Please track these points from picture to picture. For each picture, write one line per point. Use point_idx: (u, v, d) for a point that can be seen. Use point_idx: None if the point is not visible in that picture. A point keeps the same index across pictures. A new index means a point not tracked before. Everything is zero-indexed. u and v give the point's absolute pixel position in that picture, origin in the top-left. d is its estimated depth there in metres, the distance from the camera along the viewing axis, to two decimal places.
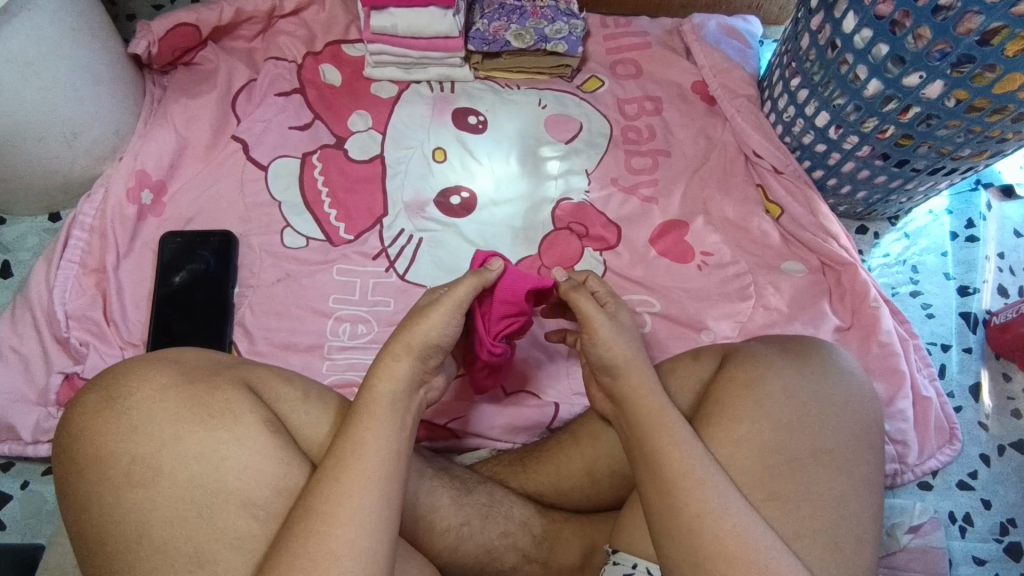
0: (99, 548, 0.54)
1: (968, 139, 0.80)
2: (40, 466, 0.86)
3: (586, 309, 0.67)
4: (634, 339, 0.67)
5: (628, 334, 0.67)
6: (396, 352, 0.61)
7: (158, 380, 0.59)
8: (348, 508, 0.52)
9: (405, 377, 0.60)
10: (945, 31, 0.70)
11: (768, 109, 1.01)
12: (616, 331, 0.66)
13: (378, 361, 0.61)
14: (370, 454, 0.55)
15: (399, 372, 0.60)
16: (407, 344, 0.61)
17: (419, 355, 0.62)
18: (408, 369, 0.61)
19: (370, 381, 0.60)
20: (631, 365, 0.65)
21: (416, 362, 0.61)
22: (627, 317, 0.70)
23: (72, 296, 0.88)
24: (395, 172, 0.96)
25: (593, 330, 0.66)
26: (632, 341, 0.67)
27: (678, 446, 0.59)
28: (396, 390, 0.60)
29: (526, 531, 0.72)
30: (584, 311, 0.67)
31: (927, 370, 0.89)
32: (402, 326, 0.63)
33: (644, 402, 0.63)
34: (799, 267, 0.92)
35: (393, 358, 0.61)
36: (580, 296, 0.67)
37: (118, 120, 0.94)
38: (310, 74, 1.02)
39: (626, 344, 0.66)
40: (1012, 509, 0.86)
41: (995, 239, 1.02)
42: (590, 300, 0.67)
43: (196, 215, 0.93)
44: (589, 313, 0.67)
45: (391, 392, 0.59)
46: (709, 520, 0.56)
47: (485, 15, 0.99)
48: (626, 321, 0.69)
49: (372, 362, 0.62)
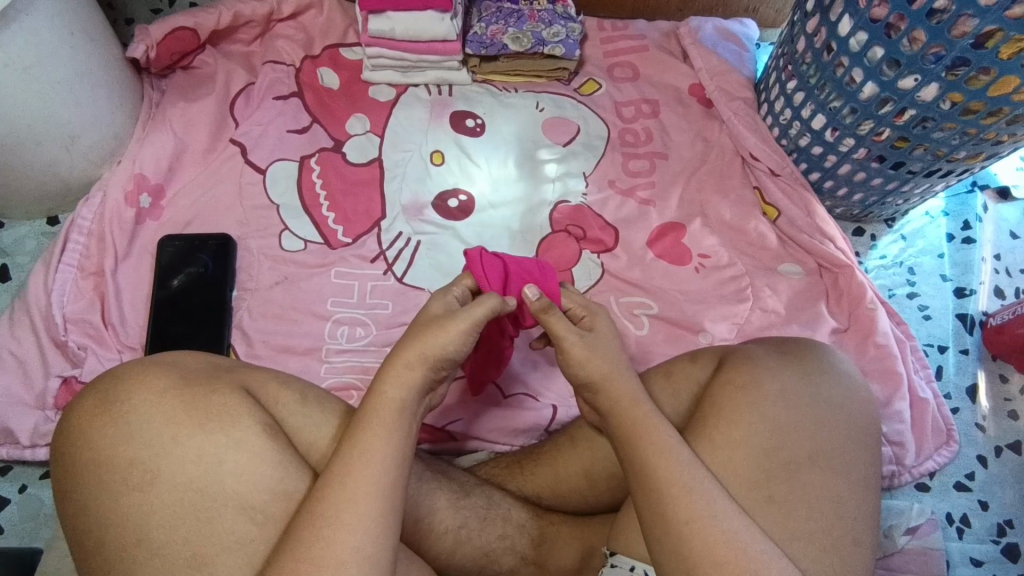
0: (98, 551, 0.54)
1: (964, 141, 0.80)
2: (38, 470, 0.86)
3: (560, 331, 0.66)
4: (615, 353, 0.67)
5: (606, 348, 0.66)
6: (409, 361, 0.60)
7: (156, 384, 0.59)
8: (355, 513, 0.53)
9: (414, 384, 0.60)
10: (939, 34, 0.71)
11: (765, 112, 1.01)
12: (591, 348, 0.65)
13: (389, 367, 0.60)
14: (379, 459, 0.55)
15: (410, 380, 0.60)
16: (420, 354, 0.61)
17: (433, 365, 0.61)
18: (422, 380, 0.60)
19: (379, 386, 0.59)
20: (611, 380, 0.64)
21: (429, 371, 0.61)
22: (605, 326, 0.69)
23: (70, 299, 0.89)
24: (393, 175, 0.96)
25: (568, 352, 0.66)
26: (614, 355, 0.66)
27: (669, 453, 0.59)
28: (405, 398, 0.59)
29: (523, 534, 0.72)
30: (557, 333, 0.66)
31: (924, 371, 0.89)
32: (416, 334, 0.62)
33: (631, 410, 0.63)
34: (796, 269, 0.92)
35: (406, 364, 0.60)
36: (553, 318, 0.66)
37: (116, 124, 0.94)
38: (308, 78, 1.02)
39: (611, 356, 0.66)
40: (1009, 510, 0.87)
41: (991, 241, 1.02)
42: (562, 324, 0.66)
43: (194, 219, 0.93)
44: (564, 335, 0.65)
45: (399, 398, 0.59)
46: (700, 527, 0.56)
47: (482, 18, 1.00)
48: (607, 332, 0.68)
49: (380, 368, 0.61)
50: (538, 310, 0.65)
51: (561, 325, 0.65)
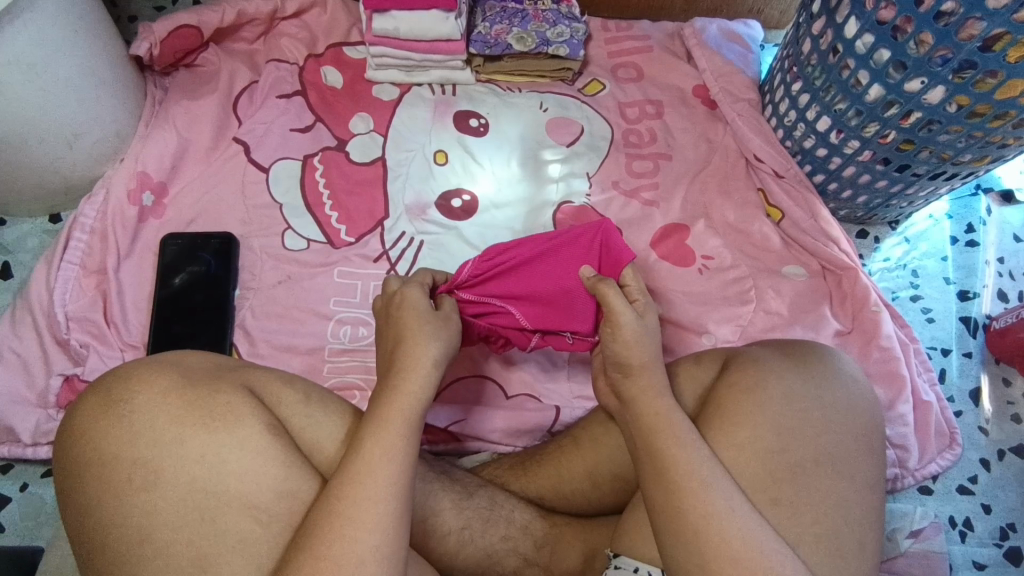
0: (101, 550, 0.54)
1: (970, 144, 0.80)
2: (40, 468, 0.86)
3: (613, 303, 0.66)
4: (655, 344, 0.67)
5: (650, 338, 0.67)
6: (436, 359, 0.62)
7: (159, 383, 0.58)
8: (375, 513, 0.52)
9: (431, 384, 0.61)
10: (947, 36, 0.70)
11: (770, 113, 1.01)
12: (640, 330, 0.66)
13: (409, 362, 0.61)
14: (398, 456, 0.55)
15: (432, 377, 0.61)
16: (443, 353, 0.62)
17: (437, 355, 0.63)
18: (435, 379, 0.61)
19: (398, 381, 0.60)
20: (646, 367, 0.65)
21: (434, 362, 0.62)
22: (655, 318, 0.69)
23: (72, 297, 0.88)
24: (397, 174, 0.96)
25: (618, 325, 0.66)
26: (654, 345, 0.67)
27: (685, 453, 0.59)
28: (426, 396, 0.60)
29: (527, 535, 0.71)
30: (612, 304, 0.66)
31: (928, 374, 0.89)
32: (433, 333, 0.63)
33: (653, 402, 0.63)
34: (799, 271, 0.92)
35: (424, 359, 0.61)
36: (609, 290, 0.67)
37: (119, 121, 0.94)
38: (312, 77, 1.02)
39: (645, 344, 0.66)
40: (1012, 513, 0.87)
41: (995, 244, 1.02)
42: (618, 296, 0.66)
43: (196, 218, 0.93)
44: (615, 308, 0.66)
45: (420, 395, 0.59)
46: (717, 523, 0.55)
47: (486, 18, 0.99)
48: (655, 321, 0.69)
49: (396, 360, 0.61)
50: (595, 280, 0.68)
51: (617, 297, 0.66)
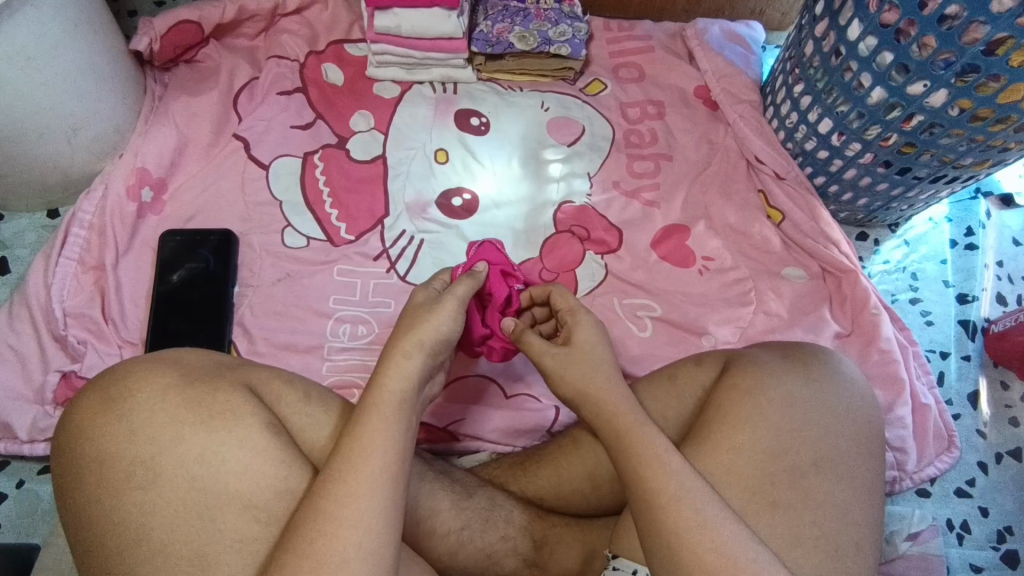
0: (99, 550, 0.53)
1: (970, 148, 0.80)
2: (36, 465, 0.85)
3: (535, 349, 0.69)
4: (597, 363, 0.67)
5: (590, 362, 0.67)
6: (406, 351, 0.61)
7: (158, 381, 0.58)
8: (363, 513, 0.52)
9: (414, 377, 0.60)
10: (950, 40, 0.70)
11: (771, 115, 1.01)
12: (564, 361, 0.67)
13: (386, 361, 0.61)
14: (388, 454, 0.55)
15: (409, 370, 0.60)
16: (416, 342, 0.62)
17: (430, 350, 0.62)
18: (418, 366, 0.61)
19: (378, 379, 0.59)
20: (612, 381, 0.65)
21: (427, 358, 0.62)
22: (585, 335, 0.68)
23: (70, 294, 0.88)
24: (397, 172, 0.96)
25: (545, 370, 0.68)
26: (597, 367, 0.66)
27: (660, 458, 0.59)
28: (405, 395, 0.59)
29: (526, 536, 0.71)
30: (533, 350, 0.69)
31: (926, 377, 0.89)
32: (409, 330, 0.63)
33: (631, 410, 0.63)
34: (799, 273, 0.92)
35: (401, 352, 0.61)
36: (527, 338, 0.70)
37: (118, 116, 0.93)
38: (312, 74, 1.01)
39: (575, 371, 0.66)
40: (1009, 517, 0.87)
41: (994, 248, 1.02)
42: (537, 340, 0.69)
43: (196, 214, 0.93)
44: (539, 354, 0.68)
45: (399, 392, 0.59)
46: (701, 529, 0.55)
47: (489, 16, 0.99)
48: (586, 338, 0.68)
49: (378, 362, 0.61)
50: (515, 330, 0.71)
51: (534, 346, 0.69)
